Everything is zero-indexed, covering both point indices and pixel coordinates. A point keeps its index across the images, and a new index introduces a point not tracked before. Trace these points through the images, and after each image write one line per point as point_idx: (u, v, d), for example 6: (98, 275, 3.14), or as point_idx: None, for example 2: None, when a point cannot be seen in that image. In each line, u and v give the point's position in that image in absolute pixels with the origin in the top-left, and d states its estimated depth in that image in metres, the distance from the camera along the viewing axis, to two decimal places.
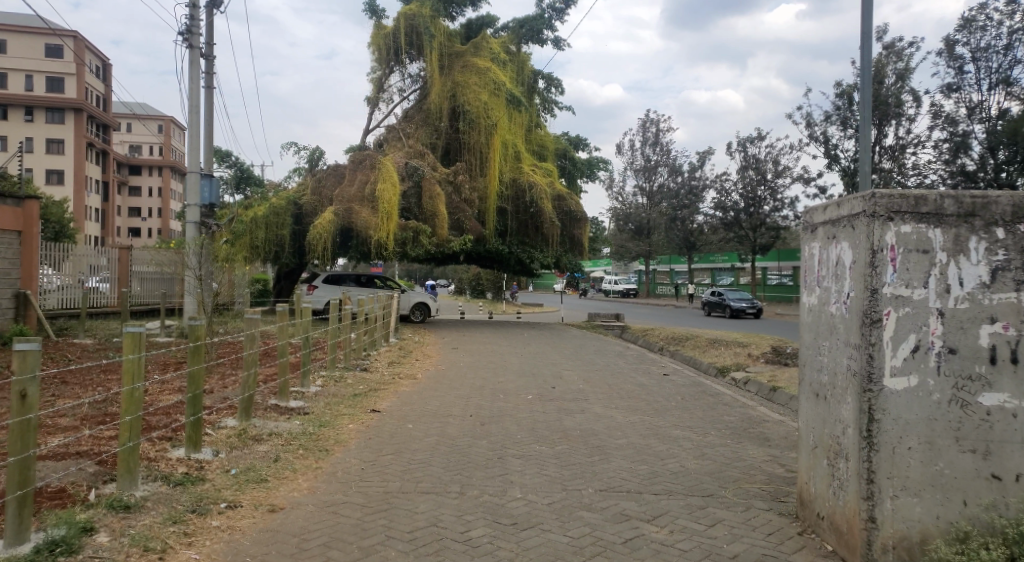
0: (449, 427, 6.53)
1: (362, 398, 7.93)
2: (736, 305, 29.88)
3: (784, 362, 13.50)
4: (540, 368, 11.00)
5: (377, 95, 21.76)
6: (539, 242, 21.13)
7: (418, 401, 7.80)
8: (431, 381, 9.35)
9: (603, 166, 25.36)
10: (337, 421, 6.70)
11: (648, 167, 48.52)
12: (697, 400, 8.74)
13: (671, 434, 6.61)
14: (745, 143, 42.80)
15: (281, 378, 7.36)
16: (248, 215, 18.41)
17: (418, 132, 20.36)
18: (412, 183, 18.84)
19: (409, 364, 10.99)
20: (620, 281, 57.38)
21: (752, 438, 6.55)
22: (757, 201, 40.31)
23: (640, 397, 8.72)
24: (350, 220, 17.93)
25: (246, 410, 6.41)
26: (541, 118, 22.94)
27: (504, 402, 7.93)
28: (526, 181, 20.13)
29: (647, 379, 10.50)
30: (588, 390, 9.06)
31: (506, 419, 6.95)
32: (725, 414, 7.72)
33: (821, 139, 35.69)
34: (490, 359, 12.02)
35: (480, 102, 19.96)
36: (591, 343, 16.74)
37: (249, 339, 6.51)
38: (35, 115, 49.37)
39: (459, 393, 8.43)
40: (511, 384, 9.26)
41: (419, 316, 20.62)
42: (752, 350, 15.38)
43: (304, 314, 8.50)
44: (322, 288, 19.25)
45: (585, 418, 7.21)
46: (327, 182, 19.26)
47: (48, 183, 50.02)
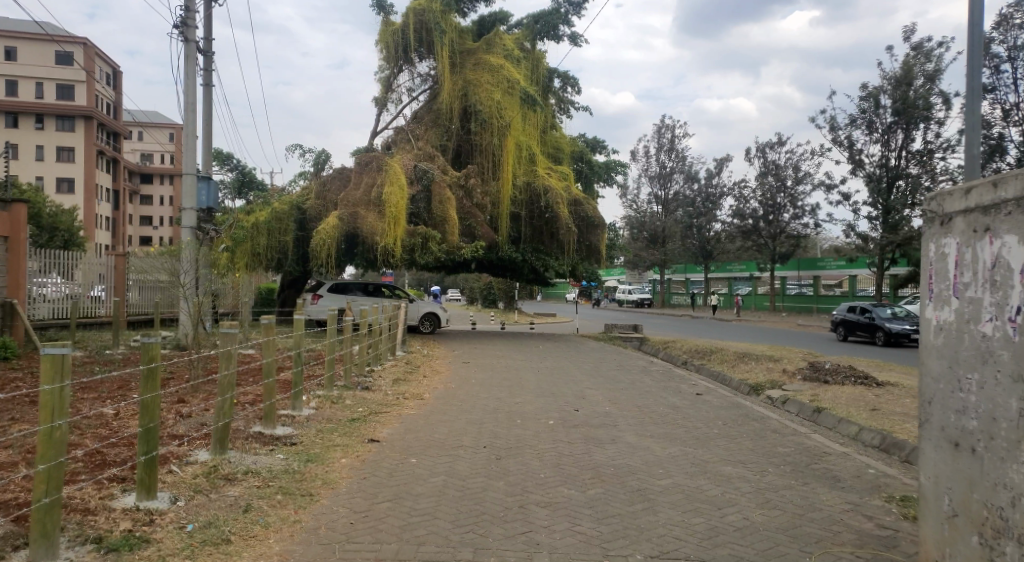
0: (460, 463, 5.53)
1: (360, 424, 6.91)
2: (893, 328, 21.46)
3: (824, 378, 12.39)
4: (559, 386, 9.97)
5: (385, 96, 20.93)
6: (554, 249, 20.09)
7: (423, 428, 6.79)
8: (441, 402, 8.36)
9: (621, 170, 24.40)
10: (328, 453, 5.73)
11: (663, 174, 47.87)
12: (740, 426, 7.68)
13: (722, 473, 5.55)
14: (765, 149, 41.76)
15: (267, 402, 6.38)
16: (250, 220, 17.55)
17: (428, 133, 19.41)
18: (421, 186, 17.91)
19: (416, 382, 9.99)
20: (634, 290, 56.27)
21: (819, 477, 5.49)
22: (777, 208, 39.22)
23: (676, 423, 7.67)
24: (356, 225, 17.03)
25: (221, 442, 5.42)
26: (557, 119, 21.99)
27: (522, 429, 6.92)
28: (541, 184, 19.17)
29: (680, 399, 9.44)
30: (617, 414, 8.04)
31: (525, 453, 5.92)
32: (780, 446, 6.67)
33: (844, 144, 34.85)
34: (504, 375, 11.02)
35: (493, 102, 19.10)
36: (611, 356, 15.68)
37: (225, 358, 5.50)
38: (46, 123, 49.03)
39: (471, 417, 7.42)
40: (529, 406, 8.24)
41: (428, 327, 19.61)
42: (787, 365, 14.24)
43: (298, 328, 7.53)
44: (327, 297, 18.30)
45: (619, 451, 6.18)
46: (332, 186, 18.36)
47: (58, 192, 49.56)
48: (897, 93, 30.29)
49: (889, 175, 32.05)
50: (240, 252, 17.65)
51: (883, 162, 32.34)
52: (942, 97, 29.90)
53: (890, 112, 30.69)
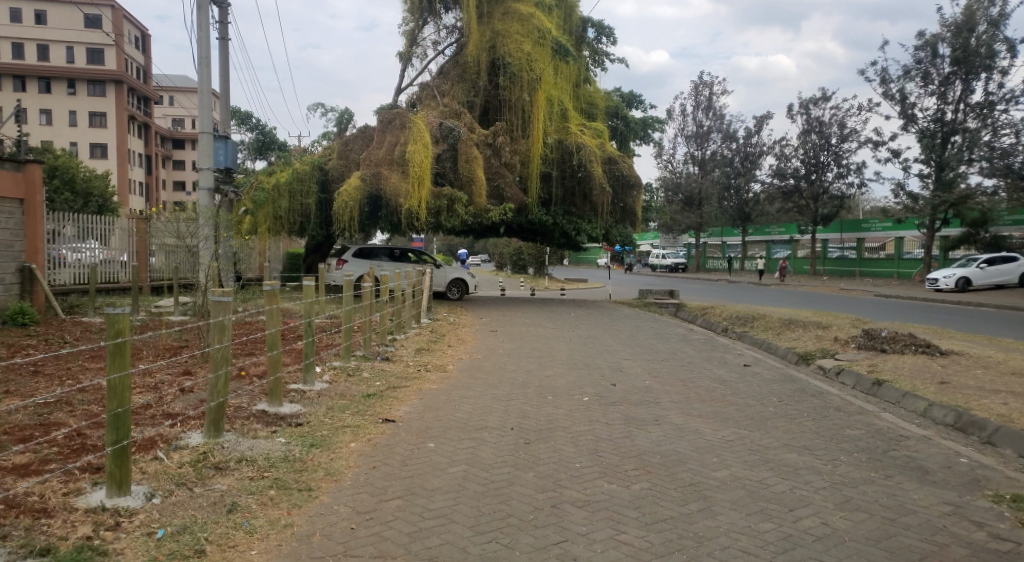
0: (485, 449, 4.85)
1: (375, 400, 6.26)
2: None
3: (881, 347, 11.43)
4: (593, 356, 9.25)
5: (410, 51, 20.10)
6: (587, 211, 19.14)
7: (444, 406, 6.12)
8: (465, 374, 7.70)
9: (658, 127, 23.29)
10: (336, 436, 5.09)
11: (700, 133, 46.40)
12: (797, 403, 6.87)
13: (787, 462, 4.79)
14: (807, 104, 39.95)
15: (272, 377, 5.77)
16: (270, 182, 16.96)
17: (455, 89, 18.53)
18: (448, 145, 17.12)
19: (440, 352, 9.35)
20: (668, 254, 54.98)
21: (902, 469, 4.69)
22: (819, 167, 37.58)
23: (725, 400, 6.90)
24: (379, 185, 16.31)
25: (214, 424, 4.82)
26: (591, 73, 20.92)
27: (554, 407, 6.21)
28: (573, 142, 18.24)
29: (727, 371, 8.64)
30: (658, 389, 7.31)
31: (558, 437, 5.21)
32: (849, 427, 5.88)
33: (895, 98, 33.09)
34: (535, 345, 10.32)
35: (522, 54, 18.16)
36: (647, 323, 14.86)
37: (219, 330, 4.82)
38: (78, 88, 48.90)
39: (497, 392, 6.73)
40: (561, 379, 7.53)
41: (456, 293, 18.99)
42: (838, 333, 13.29)
43: (308, 295, 6.85)
44: (351, 262, 17.71)
45: (666, 435, 5.45)
46: (355, 145, 17.66)
47: (92, 157, 49.62)
48: (957, 41, 28.37)
49: (944, 130, 30.73)
50: (262, 215, 17.10)
51: (937, 116, 30.80)
52: (1007, 44, 27.98)
53: (947, 62, 28.83)
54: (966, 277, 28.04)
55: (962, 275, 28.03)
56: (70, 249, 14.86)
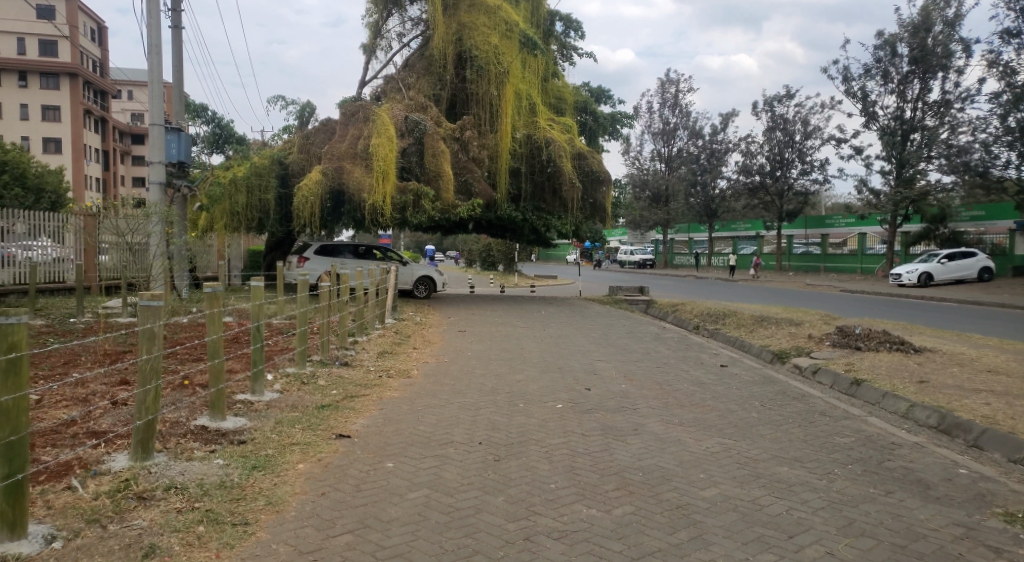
0: (451, 469, 4.37)
1: (330, 412, 5.73)
2: None
3: (856, 345, 11.18)
4: (565, 358, 8.82)
5: (374, 43, 19.46)
6: (556, 207, 18.69)
7: (406, 417, 5.61)
8: (430, 380, 7.20)
9: (627, 123, 22.99)
10: (282, 456, 4.55)
11: (666, 130, 46.42)
12: (780, 407, 6.50)
13: (780, 477, 4.40)
14: (773, 102, 40.17)
15: (214, 389, 5.22)
16: (227, 176, 16.20)
17: (420, 82, 17.96)
18: (413, 139, 16.59)
19: (404, 355, 8.84)
20: (636, 250, 54.96)
21: (901, 483, 4.32)
22: (785, 163, 37.77)
23: (706, 405, 6.51)
24: (341, 180, 15.66)
25: (142, 445, 4.25)
26: (559, 67, 20.50)
27: (526, 417, 5.76)
28: (541, 136, 17.80)
29: (704, 373, 8.27)
30: (635, 393, 6.91)
31: (531, 452, 4.76)
32: (839, 435, 5.52)
33: (857, 96, 33.35)
34: (504, 346, 9.85)
35: (490, 46, 17.69)
36: (619, 321, 14.48)
37: (147, 339, 4.25)
38: (30, 80, 47.03)
39: (464, 401, 6.24)
40: (532, 385, 7.08)
41: (423, 291, 18.43)
42: (812, 330, 13.06)
43: (255, 298, 6.28)
44: (313, 260, 17.03)
45: (647, 448, 5.02)
46: (316, 139, 17.02)
47: (46, 152, 47.67)
48: (914, 41, 28.56)
49: (903, 127, 30.80)
50: (218, 211, 16.33)
51: (897, 114, 30.90)
52: (962, 45, 28.27)
53: (905, 61, 29.05)
54: (928, 272, 28.29)
55: (925, 270, 28.26)
56: (19, 247, 14.44)
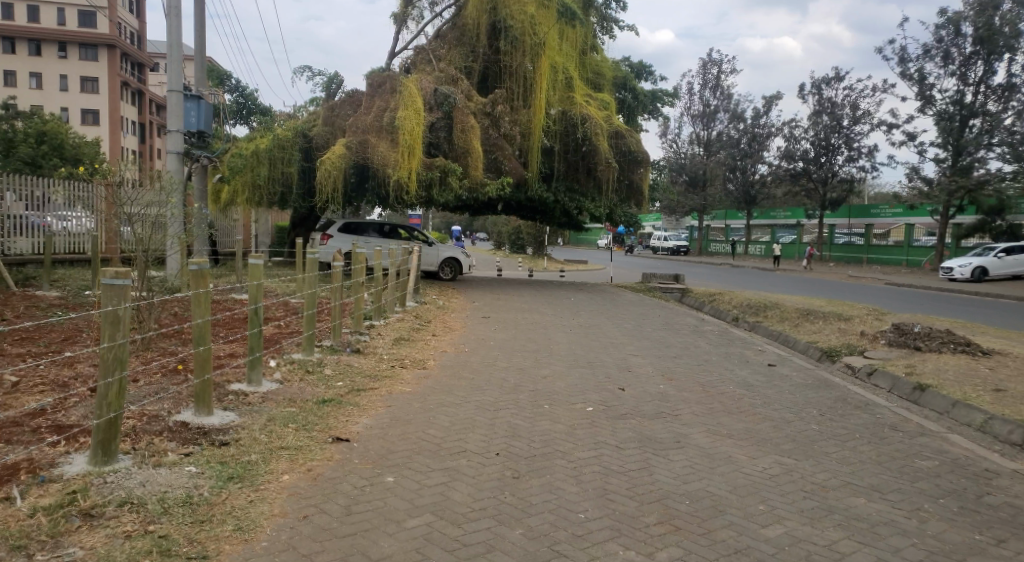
0: (463, 489, 3.67)
1: (331, 409, 5.08)
2: None
3: (914, 345, 10.19)
4: (596, 352, 8.08)
5: (406, 12, 18.75)
6: (590, 189, 17.79)
7: (416, 418, 4.93)
8: (447, 373, 6.52)
9: (667, 102, 22.01)
10: (267, 465, 3.87)
11: (705, 113, 45.07)
12: (843, 418, 5.67)
13: (857, 512, 3.63)
14: (819, 84, 38.58)
15: (199, 380, 4.60)
16: (249, 148, 15.68)
17: (452, 53, 17.24)
18: (442, 113, 15.87)
19: (422, 343, 8.17)
20: (670, 237, 53.69)
21: (1012, 529, 3.51)
22: (829, 149, 36.26)
23: (757, 413, 5.72)
24: (366, 154, 15.04)
25: (103, 447, 3.63)
26: (598, 41, 19.57)
27: (551, 423, 5.05)
28: (577, 113, 16.97)
29: (751, 374, 7.46)
30: (676, 397, 6.15)
31: (556, 469, 4.05)
32: (922, 457, 4.68)
33: (913, 78, 31.75)
34: (530, 336, 9.12)
35: (526, 16, 16.85)
36: (654, 311, 13.66)
37: (109, 323, 3.62)
38: (69, 51, 47.29)
39: (482, 400, 5.55)
40: (559, 383, 6.34)
41: (449, 273, 17.78)
42: (864, 327, 12.08)
43: (253, 277, 5.60)
44: (337, 237, 16.48)
45: (693, 467, 4.27)
46: (342, 111, 16.37)
47: (83, 123, 47.85)
48: (980, 20, 26.91)
49: (962, 112, 29.29)
50: (240, 184, 15.86)
51: (956, 98, 29.40)
52: None
53: (969, 42, 27.40)
54: (982, 267, 26.85)
55: (978, 265, 26.83)
56: (56, 217, 14.30)
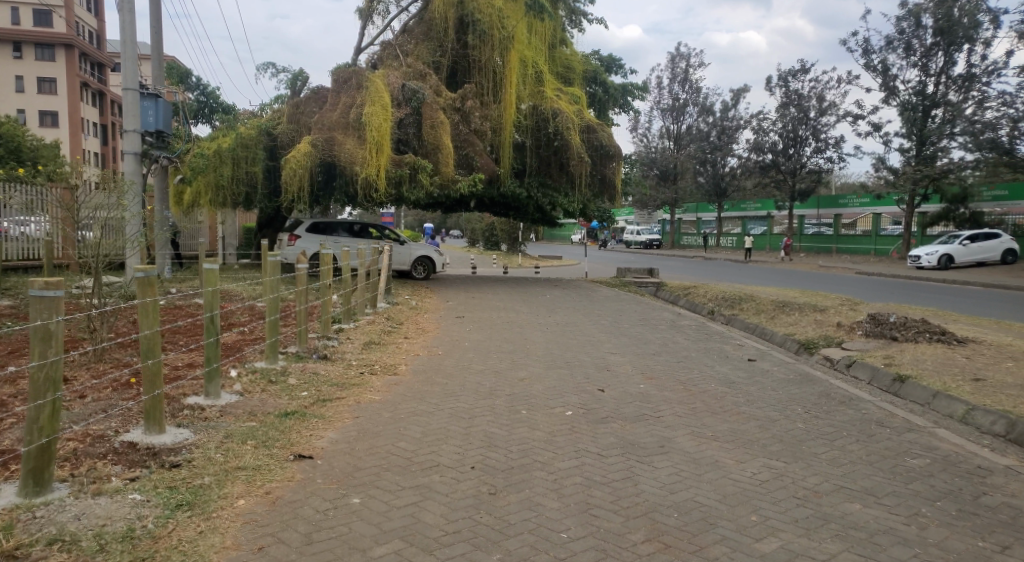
0: (435, 509, 3.40)
1: (294, 422, 4.77)
2: None
3: (891, 335, 10.11)
4: (573, 352, 7.85)
5: (371, 7, 18.35)
6: (563, 184, 17.57)
7: (385, 430, 4.65)
8: (419, 379, 6.24)
9: (639, 95, 21.89)
10: (221, 490, 3.56)
11: (675, 107, 45.19)
12: (829, 415, 5.50)
13: (853, 520, 3.43)
14: (787, 77, 38.87)
15: (149, 396, 4.25)
16: (211, 148, 15.19)
17: (419, 48, 16.88)
18: (411, 109, 15.52)
19: (393, 347, 7.86)
20: (643, 230, 53.81)
21: (1016, 534, 3.33)
22: (797, 141, 36.54)
23: (741, 412, 5.52)
24: (332, 152, 14.64)
25: (35, 476, 3.28)
26: (567, 35, 19.35)
27: (529, 430, 4.80)
28: (548, 107, 16.73)
29: (732, 370, 7.29)
30: (657, 397, 5.93)
31: (535, 482, 3.80)
32: (913, 455, 4.51)
33: (877, 70, 32.09)
34: (505, 336, 8.86)
35: (493, 10, 16.56)
36: (630, 307, 13.49)
37: (40, 340, 3.28)
38: (25, 51, 45.90)
39: (456, 407, 5.28)
40: (536, 386, 6.09)
41: (422, 272, 17.45)
42: (840, 318, 12.03)
43: (208, 284, 5.23)
44: (305, 238, 16.05)
45: (679, 475, 4.05)
46: (307, 108, 15.92)
47: (42, 126, 46.37)
48: (940, 12, 27.21)
49: (925, 103, 29.61)
50: (203, 185, 15.36)
51: (919, 89, 29.70)
52: (989, 15, 26.98)
53: (929, 34, 27.71)
54: (949, 254, 27.20)
55: (945, 252, 27.17)
56: (13, 222, 13.80)
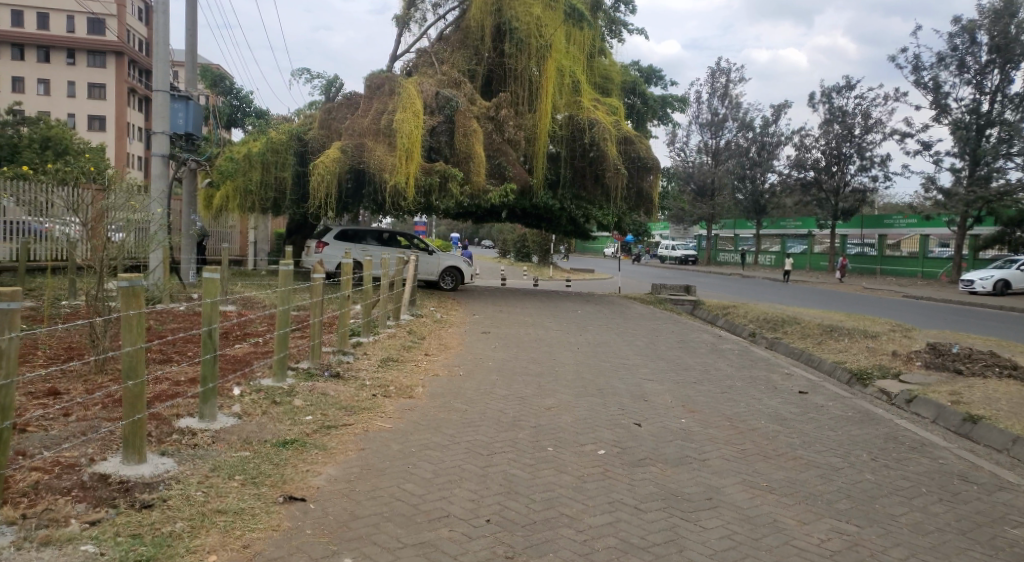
0: None
1: (292, 455, 4.23)
2: None
3: (954, 368, 9.28)
4: (608, 377, 7.22)
5: (407, 14, 17.98)
6: (598, 197, 16.95)
7: (392, 468, 4.09)
8: (437, 404, 5.68)
9: (679, 108, 21.22)
10: (192, 541, 3.02)
11: (714, 122, 44.24)
12: (902, 464, 4.79)
13: None
14: (831, 93, 37.77)
15: (129, 422, 3.73)
16: (241, 152, 14.93)
17: (455, 56, 16.47)
18: (444, 117, 15.08)
19: (412, 365, 7.31)
20: (679, 246, 52.79)
21: None
22: (842, 158, 35.36)
23: (799, 458, 4.84)
24: (362, 158, 14.26)
25: None
26: (607, 44, 18.79)
27: (557, 474, 4.20)
28: (585, 117, 16.17)
29: (783, 404, 6.59)
30: (702, 435, 5.28)
31: (563, 545, 3.20)
32: (1013, 524, 3.80)
33: (928, 87, 30.88)
34: (534, 356, 8.27)
35: (532, 17, 16.08)
36: (666, 326, 12.79)
37: None
38: (77, 58, 46.95)
39: (475, 441, 4.70)
40: (566, 417, 5.48)
41: (450, 283, 16.95)
42: (895, 346, 11.18)
43: (206, 296, 4.67)
44: (334, 245, 15.66)
45: (732, 540, 3.41)
46: (339, 113, 15.57)
47: (89, 130, 47.13)
48: (995, 29, 26.01)
49: (978, 121, 28.31)
50: (231, 189, 15.09)
51: (972, 107, 28.43)
52: None
53: (984, 50, 26.50)
54: (1004, 280, 25.89)
55: (1000, 278, 25.87)
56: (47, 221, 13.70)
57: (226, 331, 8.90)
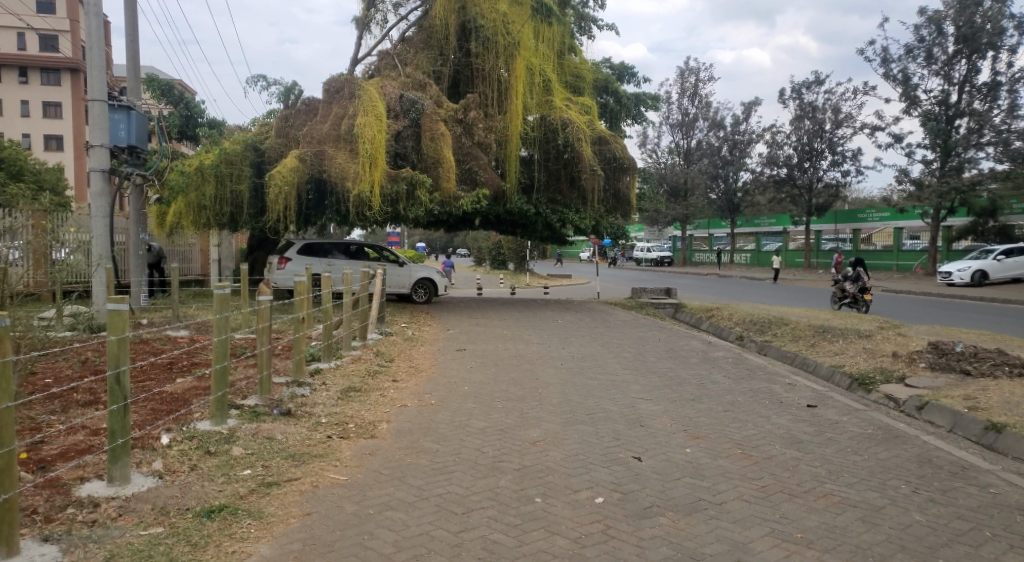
0: None
1: (218, 529, 3.39)
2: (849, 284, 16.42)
3: (964, 368, 8.66)
4: (597, 399, 6.43)
5: (367, 15, 17.14)
6: (573, 200, 16.24)
7: (342, 543, 3.26)
8: (402, 445, 4.86)
9: (653, 105, 20.68)
10: None
11: (684, 122, 43.84)
12: (953, 497, 4.08)
13: None
14: (801, 89, 37.68)
15: None
16: (193, 165, 14.01)
17: (419, 57, 15.67)
18: (409, 121, 14.28)
19: (376, 395, 6.46)
20: (654, 247, 52.38)
21: None
22: (813, 154, 35.09)
23: (830, 495, 4.09)
24: (322, 167, 13.39)
25: None
26: (577, 41, 18.15)
27: (549, 537, 3.40)
28: (557, 117, 15.46)
29: (795, 423, 5.86)
30: (714, 471, 4.50)
31: None
32: None
33: (897, 79, 30.76)
34: (513, 376, 7.46)
35: (498, 14, 15.38)
36: (652, 334, 12.06)
37: None
38: (30, 76, 45.14)
39: (447, 495, 3.89)
40: (554, 455, 4.69)
41: (423, 296, 16.07)
42: (893, 346, 10.57)
43: (112, 332, 3.80)
44: (296, 260, 14.70)
45: None
46: (296, 120, 14.70)
47: (46, 150, 45.58)
48: (962, 19, 25.86)
49: (948, 112, 28.16)
50: (184, 206, 14.15)
51: (941, 98, 28.29)
52: (1013, 21, 25.56)
53: (951, 41, 26.35)
54: (983, 270, 25.66)
55: (979, 268, 25.61)
56: None
57: (171, 362, 7.95)
